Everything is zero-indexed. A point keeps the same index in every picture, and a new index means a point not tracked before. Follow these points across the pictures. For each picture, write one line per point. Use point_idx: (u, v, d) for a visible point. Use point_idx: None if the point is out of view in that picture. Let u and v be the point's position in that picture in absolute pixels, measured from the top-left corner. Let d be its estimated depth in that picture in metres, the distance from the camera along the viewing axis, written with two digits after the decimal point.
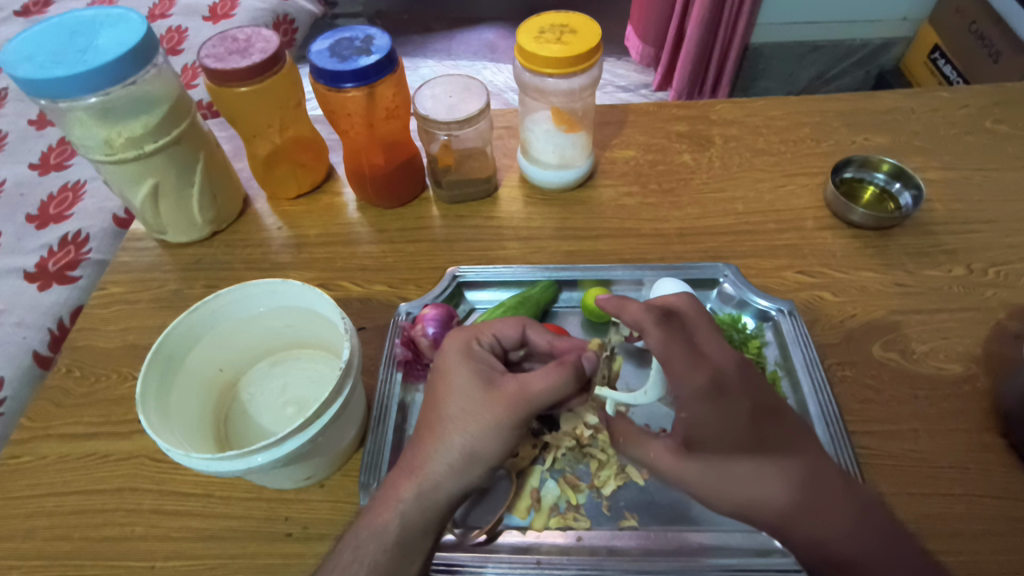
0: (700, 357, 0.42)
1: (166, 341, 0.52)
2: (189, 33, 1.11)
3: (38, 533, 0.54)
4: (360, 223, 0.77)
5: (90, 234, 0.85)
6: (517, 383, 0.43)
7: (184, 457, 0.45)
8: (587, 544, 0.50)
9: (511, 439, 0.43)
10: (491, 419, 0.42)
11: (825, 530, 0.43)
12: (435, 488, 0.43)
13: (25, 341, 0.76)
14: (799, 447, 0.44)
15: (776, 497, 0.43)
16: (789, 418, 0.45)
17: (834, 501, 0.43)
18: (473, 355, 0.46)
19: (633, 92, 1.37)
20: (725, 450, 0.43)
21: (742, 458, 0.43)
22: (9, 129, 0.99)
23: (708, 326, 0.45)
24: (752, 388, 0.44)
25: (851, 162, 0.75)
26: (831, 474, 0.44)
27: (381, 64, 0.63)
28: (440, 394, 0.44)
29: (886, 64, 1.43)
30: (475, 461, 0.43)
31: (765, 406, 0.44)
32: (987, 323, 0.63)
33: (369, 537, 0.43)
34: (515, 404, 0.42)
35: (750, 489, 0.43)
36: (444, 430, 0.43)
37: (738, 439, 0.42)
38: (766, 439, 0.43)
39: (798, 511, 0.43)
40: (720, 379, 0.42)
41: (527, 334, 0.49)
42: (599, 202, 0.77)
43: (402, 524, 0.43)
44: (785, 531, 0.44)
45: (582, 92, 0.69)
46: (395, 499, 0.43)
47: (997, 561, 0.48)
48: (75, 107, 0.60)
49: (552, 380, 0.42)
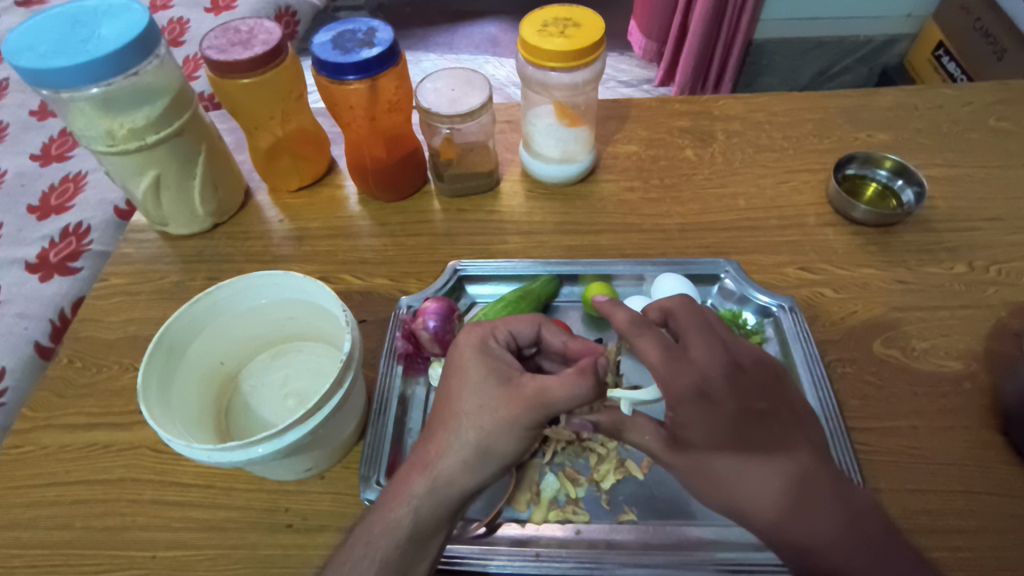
0: (683, 360, 0.44)
1: (167, 332, 0.52)
2: (190, 25, 1.11)
3: (40, 523, 0.55)
4: (361, 217, 0.77)
5: (91, 226, 0.85)
6: (536, 384, 0.43)
7: (186, 448, 0.45)
8: (586, 537, 0.50)
9: (525, 440, 0.44)
10: (509, 418, 0.42)
11: (811, 536, 0.42)
12: (449, 484, 0.43)
13: (27, 332, 0.76)
14: (791, 451, 0.44)
15: (761, 499, 0.43)
16: (785, 420, 0.45)
17: (824, 504, 0.43)
18: (490, 352, 0.46)
19: (636, 87, 1.36)
20: (708, 448, 0.44)
21: (727, 455, 0.44)
22: (10, 120, 0.98)
23: (699, 326, 0.47)
24: (742, 391, 0.44)
25: (854, 158, 0.75)
26: (824, 478, 0.44)
27: (384, 56, 0.63)
28: (455, 388, 0.45)
29: (890, 61, 1.42)
30: (490, 458, 0.43)
31: (757, 409, 0.45)
32: (987, 321, 0.63)
33: (381, 533, 0.42)
34: (534, 405, 0.42)
35: (734, 488, 0.44)
36: (459, 424, 0.43)
37: (721, 440, 0.44)
38: (753, 439, 0.44)
39: (783, 514, 0.43)
40: (704, 382, 0.44)
41: (542, 333, 0.50)
42: (601, 197, 0.77)
43: (414, 518, 0.43)
44: (772, 535, 0.43)
45: (585, 87, 0.69)
46: (408, 494, 0.43)
47: (993, 558, 0.49)
48: (77, 98, 0.60)
49: (572, 386, 0.42)
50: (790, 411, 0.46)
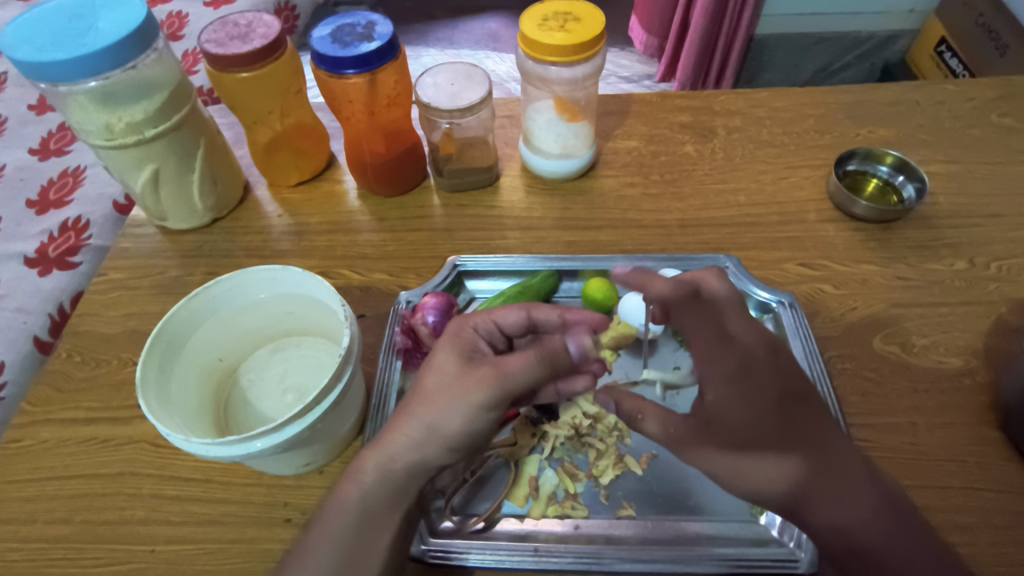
0: (724, 337, 0.45)
1: (165, 327, 0.52)
2: (190, 19, 1.11)
3: (39, 516, 0.55)
4: (361, 212, 0.77)
5: (90, 220, 0.85)
6: (493, 364, 0.43)
7: (184, 442, 0.45)
8: (584, 533, 0.50)
9: (475, 422, 0.42)
10: (462, 396, 0.42)
11: (849, 519, 0.42)
12: (393, 460, 0.43)
13: (26, 326, 0.76)
14: (827, 432, 0.44)
15: (795, 487, 0.43)
16: (819, 401, 0.46)
17: (858, 486, 0.43)
18: (464, 338, 0.47)
19: (637, 83, 1.36)
20: (752, 436, 0.43)
21: (771, 445, 0.43)
22: (8, 114, 0.98)
23: (736, 305, 0.47)
24: (782, 370, 0.45)
25: (855, 153, 0.75)
26: (859, 462, 0.44)
27: (383, 50, 0.63)
28: (422, 370, 0.46)
29: (892, 57, 1.42)
30: (436, 438, 0.42)
31: (794, 389, 0.45)
32: (987, 318, 0.63)
33: (332, 512, 0.43)
34: (488, 380, 0.42)
35: (776, 475, 0.43)
36: (414, 401, 0.44)
37: (769, 427, 0.42)
38: (796, 423, 0.44)
39: (817, 499, 0.43)
40: (746, 359, 0.44)
41: (532, 317, 0.51)
42: (601, 193, 0.76)
43: (360, 496, 0.43)
44: (812, 517, 0.43)
45: (585, 81, 0.69)
46: (356, 472, 0.43)
47: (992, 554, 0.49)
48: (74, 91, 0.60)
49: (527, 358, 0.43)
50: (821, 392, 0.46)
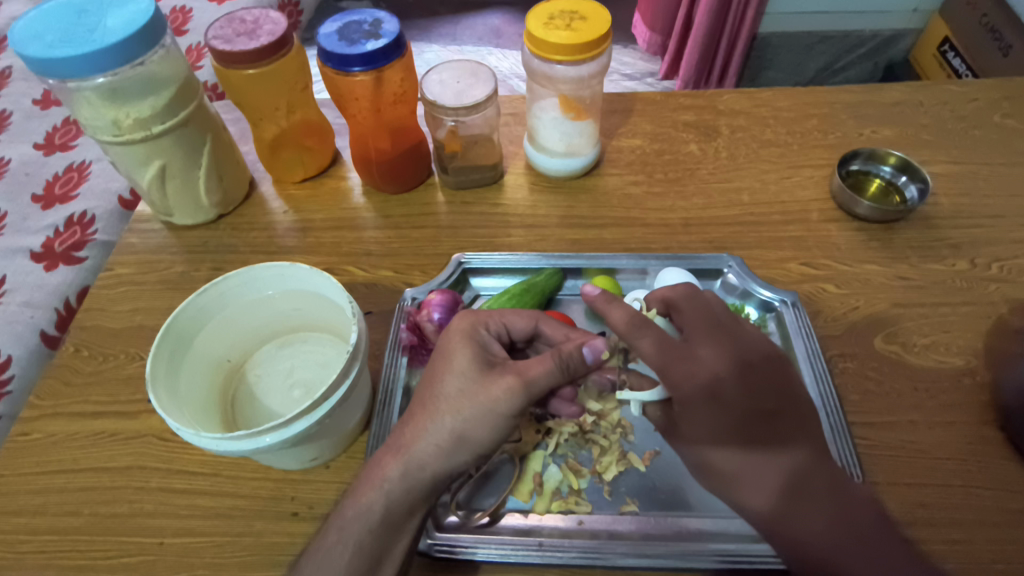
0: (689, 360, 0.46)
1: (176, 322, 0.52)
2: (194, 13, 1.11)
3: (49, 509, 0.55)
4: (366, 209, 0.77)
5: (96, 215, 0.85)
6: (515, 372, 0.44)
7: (195, 436, 0.45)
8: (588, 528, 0.51)
9: (500, 429, 0.44)
10: (490, 405, 0.43)
11: (806, 533, 0.44)
12: (422, 468, 0.44)
13: (32, 321, 0.76)
14: (795, 448, 0.47)
15: (758, 497, 0.46)
16: (793, 421, 0.48)
17: (815, 502, 0.45)
18: (478, 338, 0.48)
19: (640, 81, 1.37)
20: (711, 441, 0.48)
21: (732, 450, 0.47)
22: (12, 109, 0.98)
23: (706, 325, 0.48)
24: (752, 392, 0.47)
25: (858, 154, 0.75)
26: (820, 479, 0.47)
27: (390, 47, 0.63)
28: (439, 370, 0.46)
29: (895, 56, 1.42)
30: (465, 446, 0.44)
31: (764, 409, 0.48)
32: (988, 318, 0.63)
33: (352, 518, 0.44)
34: (514, 390, 0.43)
35: (735, 479, 0.47)
36: (438, 408, 0.44)
37: (726, 441, 0.48)
38: (756, 435, 0.47)
39: (782, 512, 0.45)
40: (713, 383, 0.46)
41: (540, 329, 0.51)
42: (605, 191, 0.77)
43: (385, 503, 0.44)
44: (771, 527, 0.46)
45: (591, 80, 0.69)
46: (381, 479, 0.44)
47: (991, 551, 0.49)
48: (83, 87, 0.60)
49: (549, 365, 0.45)
50: (795, 409, 0.49)
